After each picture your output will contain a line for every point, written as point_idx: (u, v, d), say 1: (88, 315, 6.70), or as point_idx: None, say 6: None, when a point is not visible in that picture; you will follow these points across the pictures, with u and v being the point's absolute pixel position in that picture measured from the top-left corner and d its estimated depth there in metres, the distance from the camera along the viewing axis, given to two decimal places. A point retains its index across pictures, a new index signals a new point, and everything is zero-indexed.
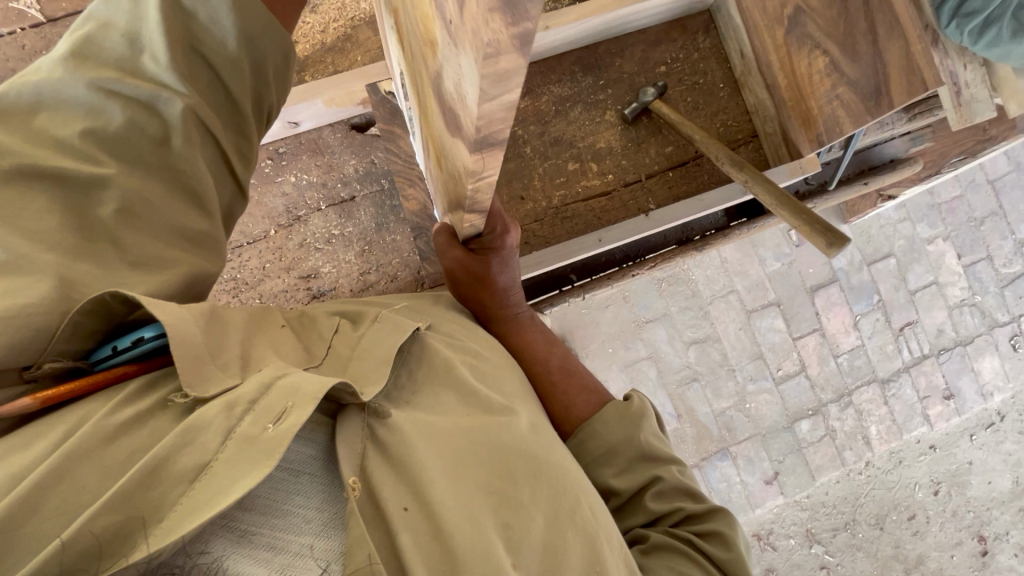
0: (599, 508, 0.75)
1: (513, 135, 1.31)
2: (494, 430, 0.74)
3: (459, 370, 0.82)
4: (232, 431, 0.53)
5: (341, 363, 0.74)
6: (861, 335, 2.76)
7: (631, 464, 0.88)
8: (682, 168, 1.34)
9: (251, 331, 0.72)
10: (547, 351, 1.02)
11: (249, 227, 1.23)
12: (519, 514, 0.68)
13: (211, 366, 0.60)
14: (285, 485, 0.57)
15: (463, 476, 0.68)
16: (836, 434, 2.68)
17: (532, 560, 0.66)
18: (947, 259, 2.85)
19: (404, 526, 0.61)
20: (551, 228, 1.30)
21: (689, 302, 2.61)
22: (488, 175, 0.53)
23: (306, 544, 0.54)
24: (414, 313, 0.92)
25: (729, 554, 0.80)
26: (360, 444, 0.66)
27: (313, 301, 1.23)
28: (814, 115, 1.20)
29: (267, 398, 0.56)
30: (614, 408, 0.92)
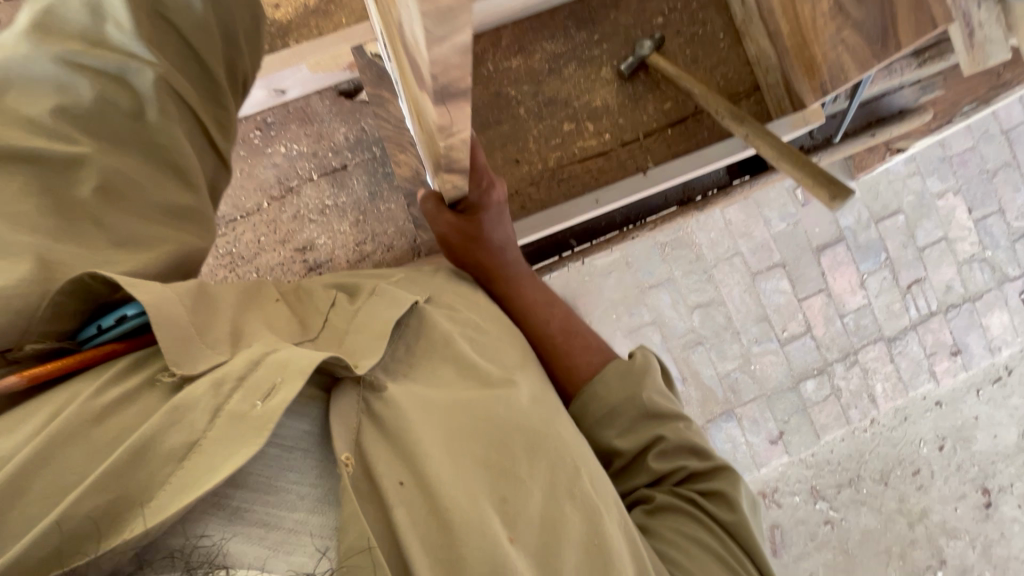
0: (599, 479, 0.76)
1: (506, 96, 1.27)
2: (491, 404, 0.75)
3: (457, 342, 0.81)
4: (220, 409, 0.53)
5: (336, 337, 0.73)
6: (868, 293, 2.74)
7: (635, 423, 0.88)
8: (682, 126, 1.30)
9: (242, 310, 0.71)
10: (549, 311, 1.01)
11: (241, 200, 1.21)
12: (516, 489, 0.68)
13: (200, 343, 0.59)
14: (278, 462, 0.56)
15: (458, 452, 0.68)
16: (841, 393, 2.69)
17: (531, 536, 0.66)
18: (957, 214, 2.79)
19: (401, 501, 0.61)
20: (548, 191, 1.27)
21: (693, 266, 2.59)
22: (458, 131, 0.51)
23: (300, 521, 0.53)
24: (410, 283, 0.91)
25: (733, 516, 0.80)
26: (356, 420, 0.65)
27: (310, 273, 1.22)
28: (817, 61, 1.13)
29: (255, 374, 0.56)
30: (618, 367, 0.93)
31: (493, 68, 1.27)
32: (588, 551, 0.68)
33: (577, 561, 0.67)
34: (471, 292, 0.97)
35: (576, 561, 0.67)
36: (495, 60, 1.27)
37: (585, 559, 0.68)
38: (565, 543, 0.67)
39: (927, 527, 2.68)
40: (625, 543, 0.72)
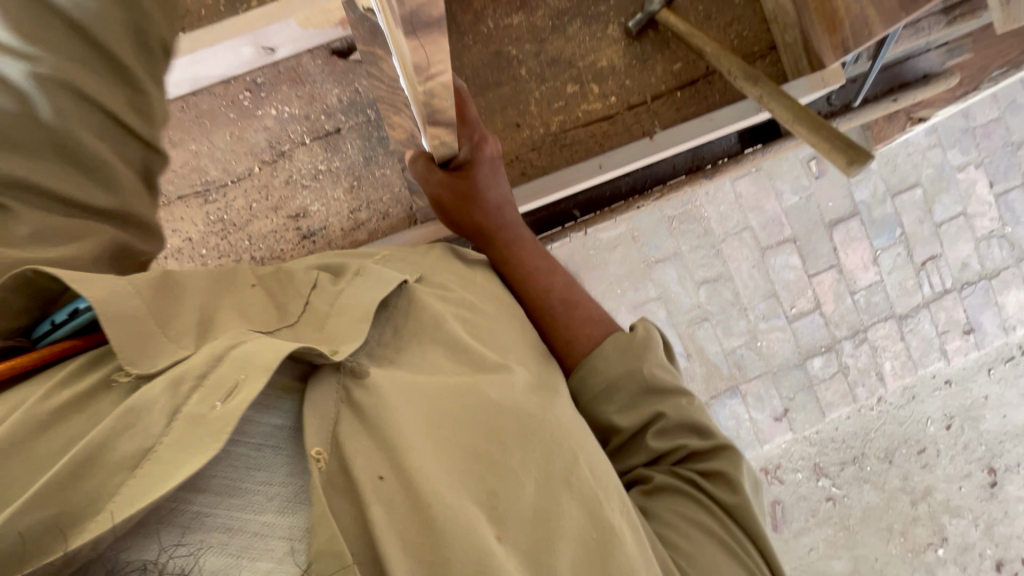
0: (601, 468, 0.71)
1: (506, 56, 1.21)
2: (482, 389, 0.70)
3: (448, 323, 0.78)
4: (177, 412, 0.50)
5: (319, 322, 0.71)
6: (880, 270, 2.68)
7: (634, 399, 0.84)
8: (691, 88, 1.23)
9: (216, 297, 0.68)
10: (548, 276, 0.97)
11: (232, 164, 1.17)
12: (507, 482, 0.65)
13: (162, 338, 0.57)
14: (244, 460, 0.54)
15: (445, 444, 0.64)
16: (849, 370, 2.65)
17: (523, 529, 0.63)
18: (977, 189, 2.70)
19: (378, 497, 0.58)
20: (550, 157, 1.22)
21: (701, 240, 2.53)
22: (438, 73, 0.55)
23: (267, 523, 0.52)
24: (399, 265, 0.87)
25: (735, 498, 0.78)
26: (332, 411, 0.62)
27: (304, 242, 1.19)
28: (840, 17, 1.05)
29: (218, 371, 0.53)
30: (620, 339, 0.88)
31: (493, 26, 1.20)
32: (584, 543, 0.65)
33: (573, 553, 0.64)
34: (467, 272, 0.93)
35: (571, 555, 0.64)
36: (495, 17, 1.20)
37: (581, 551, 0.65)
38: (559, 535, 0.64)
39: (930, 506, 2.66)
40: (626, 527, 0.69)
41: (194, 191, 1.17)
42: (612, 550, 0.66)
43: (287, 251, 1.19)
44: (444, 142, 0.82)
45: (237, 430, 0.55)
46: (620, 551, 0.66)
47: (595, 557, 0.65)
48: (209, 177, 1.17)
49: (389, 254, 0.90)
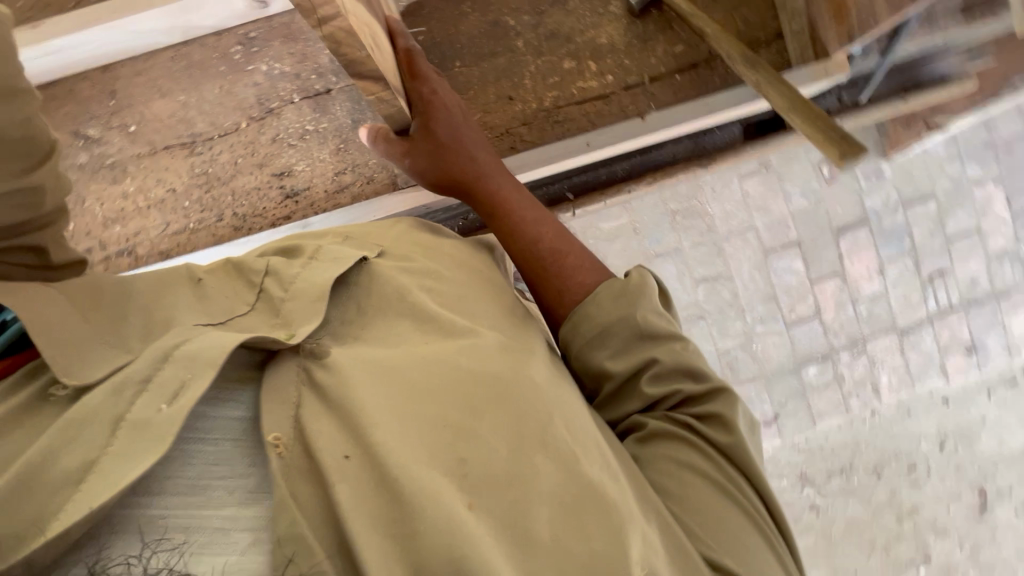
0: (578, 427, 0.69)
1: (503, 26, 1.19)
2: (449, 357, 0.68)
3: (412, 295, 0.77)
4: (122, 418, 0.50)
5: (272, 307, 0.69)
6: (886, 281, 2.62)
7: (627, 344, 0.81)
8: (692, 71, 1.19)
9: (174, 292, 0.66)
10: (539, 228, 0.94)
11: (220, 118, 1.17)
12: (476, 447, 0.61)
13: (99, 343, 0.56)
14: (198, 456, 0.53)
15: (413, 416, 0.61)
16: (844, 381, 2.57)
17: (494, 493, 0.59)
18: (994, 207, 2.65)
19: (343, 477, 0.55)
20: (540, 132, 1.19)
21: (703, 236, 2.48)
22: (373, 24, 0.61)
23: (229, 519, 0.50)
24: (362, 243, 0.87)
25: (730, 438, 0.77)
26: (296, 395, 0.60)
27: (287, 201, 1.17)
28: (847, 4, 1.01)
29: (161, 374, 0.53)
30: (614, 287, 0.85)
31: None
32: (560, 502, 0.62)
33: (549, 513, 0.61)
34: (430, 242, 0.93)
35: (546, 516, 0.60)
36: None
37: (557, 510, 0.61)
38: (533, 497, 0.61)
39: (915, 523, 2.62)
40: (607, 481, 0.66)
41: (180, 142, 1.16)
42: (590, 508, 0.63)
43: (270, 210, 1.17)
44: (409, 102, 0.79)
45: (191, 428, 0.54)
46: (599, 506, 0.63)
47: (573, 515, 0.62)
48: (196, 129, 1.16)
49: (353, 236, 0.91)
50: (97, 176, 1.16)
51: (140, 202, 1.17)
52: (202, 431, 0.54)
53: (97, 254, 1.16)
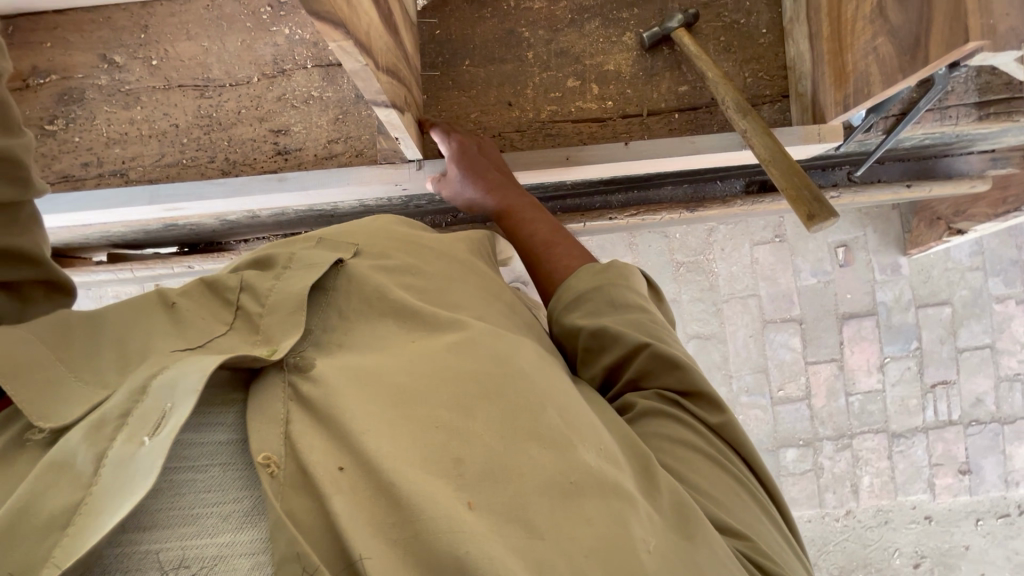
0: (571, 417, 0.73)
1: (518, 36, 1.22)
2: (434, 355, 0.74)
3: (392, 293, 0.83)
4: (104, 456, 0.54)
5: (250, 325, 0.73)
6: (884, 379, 2.58)
7: (599, 309, 0.91)
8: (691, 113, 1.21)
9: (149, 324, 0.71)
10: (531, 230, 1.07)
11: (235, 69, 1.23)
12: (469, 443, 0.65)
13: (75, 383, 0.61)
14: (189, 486, 0.57)
15: (404, 420, 0.66)
16: (823, 473, 2.58)
17: (491, 489, 0.62)
18: (1013, 326, 2.57)
19: (339, 489, 0.58)
20: (531, 141, 1.22)
21: (703, 294, 2.57)
22: None
23: (225, 543, 0.54)
24: (336, 241, 0.91)
25: (719, 416, 0.85)
26: (284, 412, 0.63)
27: (276, 157, 1.22)
28: (848, 71, 1.00)
29: (139, 410, 0.58)
30: (592, 268, 0.97)
31: (514, 5, 1.23)
32: (559, 490, 0.65)
33: (547, 502, 0.63)
34: (409, 237, 0.97)
35: (546, 506, 0.63)
36: None
37: (557, 500, 0.64)
38: (529, 489, 0.64)
39: None
40: (605, 466, 0.70)
41: (194, 83, 1.23)
42: (589, 494, 0.66)
43: (260, 161, 1.22)
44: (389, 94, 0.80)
45: (175, 459, 0.58)
46: (598, 490, 0.67)
47: (574, 502, 0.65)
48: (211, 74, 1.23)
49: (326, 236, 0.92)
50: (111, 99, 1.23)
51: (144, 130, 1.23)
52: (190, 460, 0.58)
53: (93, 169, 1.23)
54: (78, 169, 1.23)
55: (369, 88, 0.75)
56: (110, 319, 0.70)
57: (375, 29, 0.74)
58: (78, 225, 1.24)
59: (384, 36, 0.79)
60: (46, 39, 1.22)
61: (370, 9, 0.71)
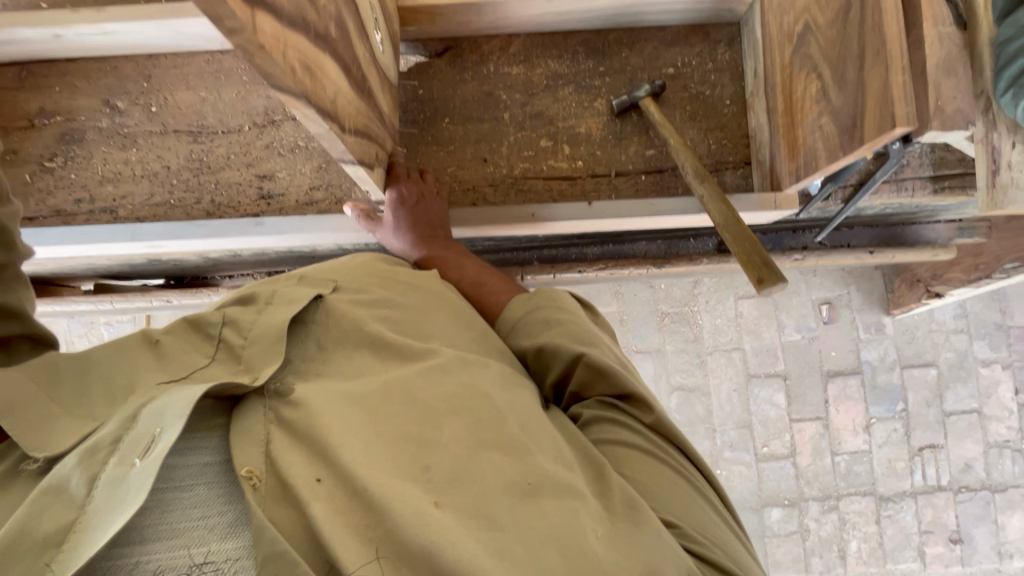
0: (529, 429, 0.79)
1: (496, 98, 1.30)
2: (401, 374, 0.79)
3: (368, 325, 0.85)
4: (95, 479, 0.59)
5: (233, 355, 0.76)
6: (871, 440, 2.54)
7: (536, 328, 0.98)
8: (657, 175, 1.27)
9: (135, 360, 0.74)
10: (460, 272, 1.14)
11: (228, 118, 1.31)
12: (436, 452, 0.71)
13: (68, 416, 0.66)
14: (177, 502, 0.61)
15: (374, 433, 0.71)
16: (809, 535, 2.51)
17: (455, 490, 0.68)
18: (1000, 391, 2.56)
19: (316, 495, 0.63)
20: (503, 196, 1.28)
21: (686, 345, 2.59)
22: (309, 63, 0.65)
23: (210, 552, 0.58)
24: (315, 278, 0.91)
25: (653, 416, 0.90)
26: (264, 431, 0.68)
27: (260, 200, 1.28)
28: (799, 145, 1.06)
29: (125, 440, 0.62)
30: (524, 295, 1.05)
31: (493, 70, 1.31)
32: (517, 490, 0.71)
33: (506, 501, 0.69)
34: (385, 270, 0.98)
35: (505, 504, 0.69)
36: (496, 64, 1.31)
37: (515, 499, 0.70)
38: (490, 490, 0.69)
39: None
40: (559, 469, 0.76)
41: (189, 130, 1.31)
42: (545, 493, 0.72)
43: (243, 205, 1.28)
44: (357, 156, 0.85)
45: (164, 479, 0.61)
46: (553, 489, 0.73)
47: (531, 500, 0.70)
48: (205, 122, 1.31)
49: (307, 274, 0.93)
50: (109, 141, 1.30)
51: (137, 170, 1.30)
52: (176, 480, 0.62)
53: (85, 206, 1.29)
54: (71, 205, 1.29)
55: (335, 149, 0.78)
56: (97, 351, 0.73)
57: (344, 97, 0.79)
58: (63, 258, 1.29)
59: (355, 102, 0.84)
60: (56, 85, 1.31)
61: (336, 75, 0.75)
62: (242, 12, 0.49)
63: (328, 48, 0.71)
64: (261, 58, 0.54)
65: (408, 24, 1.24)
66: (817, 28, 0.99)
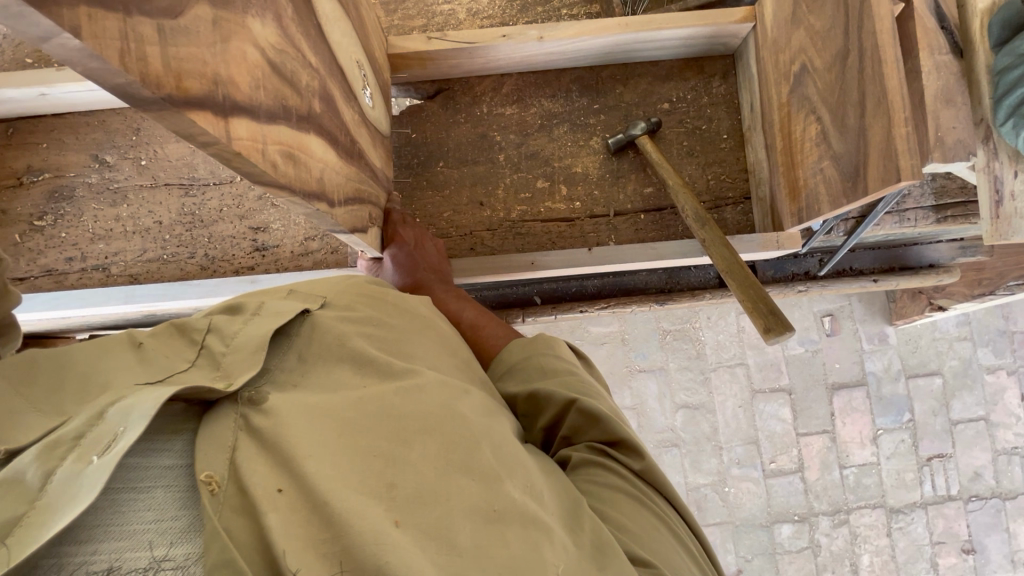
0: (506, 453, 0.71)
1: (489, 139, 1.29)
2: (377, 390, 0.70)
3: (353, 341, 0.76)
4: (51, 475, 0.49)
5: (212, 361, 0.65)
6: (879, 452, 2.52)
7: (527, 373, 0.92)
8: (656, 214, 1.26)
9: (108, 358, 0.62)
10: (459, 314, 1.07)
11: (219, 169, 1.29)
12: (405, 468, 0.63)
13: (30, 411, 0.55)
14: (130, 505, 0.51)
15: (344, 446, 0.62)
16: (820, 550, 2.49)
17: (418, 510, 0.60)
18: (1006, 398, 2.54)
19: (275, 507, 0.55)
20: (502, 240, 1.26)
21: (690, 363, 2.57)
22: (294, 150, 0.62)
23: (160, 558, 0.50)
24: (306, 291, 0.83)
25: (641, 463, 0.83)
26: (231, 437, 0.59)
27: (254, 254, 1.26)
28: (800, 186, 1.04)
29: (92, 434, 0.52)
30: (523, 340, 0.98)
31: (486, 111, 1.29)
32: (484, 515, 0.63)
33: (471, 525, 0.61)
34: (372, 289, 0.90)
35: (470, 527, 0.61)
36: (490, 105, 1.29)
37: (479, 524, 0.62)
38: (454, 513, 0.61)
39: None
40: (529, 500, 0.68)
41: (179, 182, 1.29)
42: (511, 523, 0.63)
43: (237, 258, 1.26)
44: (349, 225, 0.83)
45: (121, 478, 0.52)
46: (520, 519, 0.64)
47: (496, 528, 0.62)
48: (196, 174, 1.29)
49: (297, 288, 0.85)
50: (99, 197, 1.28)
51: (128, 227, 1.27)
52: (133, 480, 0.53)
53: (76, 265, 1.26)
54: (62, 264, 1.26)
55: (325, 224, 0.76)
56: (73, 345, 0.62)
57: (333, 167, 0.76)
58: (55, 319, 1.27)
59: (343, 167, 0.81)
60: (43, 140, 1.28)
61: (323, 150, 0.72)
62: (216, 124, 0.47)
63: (313, 125, 0.69)
64: (238, 163, 0.51)
65: (398, 70, 1.22)
66: (814, 69, 0.98)
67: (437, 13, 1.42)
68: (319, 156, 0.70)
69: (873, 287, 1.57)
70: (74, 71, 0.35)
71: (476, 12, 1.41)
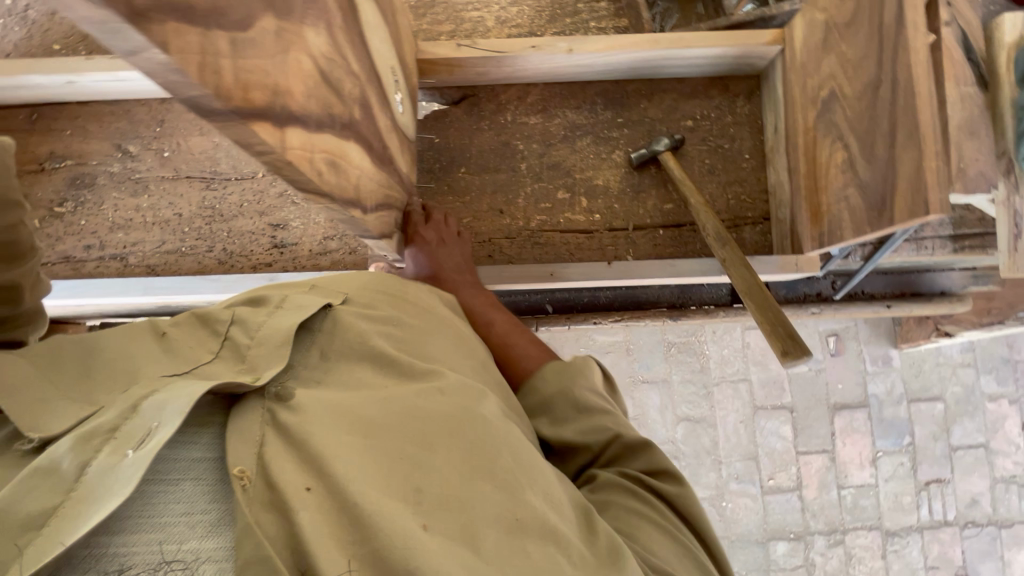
0: (528, 462, 0.71)
1: (512, 148, 1.29)
2: (401, 394, 0.70)
3: (374, 340, 0.76)
4: (87, 465, 0.49)
5: (237, 354, 0.65)
6: (877, 474, 2.53)
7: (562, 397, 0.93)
8: (676, 230, 1.26)
9: (139, 351, 0.63)
10: (488, 327, 1.06)
11: (241, 164, 1.30)
12: (430, 472, 0.63)
13: (66, 398, 0.55)
14: (160, 497, 0.51)
15: (370, 449, 0.62)
16: (814, 570, 2.49)
17: (444, 515, 0.60)
18: (1006, 426, 2.55)
19: (304, 504, 0.55)
20: (520, 249, 1.26)
21: (693, 376, 2.57)
22: (336, 158, 0.63)
23: (191, 551, 0.50)
24: (328, 287, 0.84)
25: (677, 490, 0.84)
26: (258, 431, 0.59)
27: (273, 250, 1.26)
28: (823, 211, 1.05)
29: (128, 424, 0.52)
30: (556, 366, 0.97)
31: (510, 119, 1.30)
32: (508, 524, 0.63)
33: (495, 534, 0.61)
34: (397, 288, 0.91)
35: (494, 536, 0.61)
36: (514, 113, 1.30)
37: (503, 533, 0.62)
38: (480, 520, 0.61)
39: None
40: (550, 511, 0.68)
41: (201, 175, 1.29)
42: (533, 534, 0.64)
43: (256, 254, 1.26)
44: (378, 231, 0.83)
45: (151, 470, 0.52)
46: (541, 531, 0.64)
47: (519, 538, 0.62)
48: (218, 167, 1.30)
49: (320, 283, 0.85)
50: (120, 186, 1.28)
51: (148, 217, 1.28)
52: (163, 473, 0.53)
53: (94, 252, 1.27)
54: (80, 251, 1.26)
55: (357, 230, 0.76)
56: (103, 335, 0.63)
57: (367, 173, 0.77)
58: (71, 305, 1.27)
59: (375, 174, 0.81)
60: (67, 127, 1.29)
61: (360, 158, 0.73)
62: (272, 134, 0.47)
63: (352, 132, 0.69)
64: (287, 171, 0.51)
65: (426, 75, 1.22)
66: (844, 96, 0.99)
67: (465, 19, 1.43)
68: (356, 163, 0.71)
69: (884, 312, 1.58)
70: (151, 81, 0.36)
71: (504, 21, 1.42)
